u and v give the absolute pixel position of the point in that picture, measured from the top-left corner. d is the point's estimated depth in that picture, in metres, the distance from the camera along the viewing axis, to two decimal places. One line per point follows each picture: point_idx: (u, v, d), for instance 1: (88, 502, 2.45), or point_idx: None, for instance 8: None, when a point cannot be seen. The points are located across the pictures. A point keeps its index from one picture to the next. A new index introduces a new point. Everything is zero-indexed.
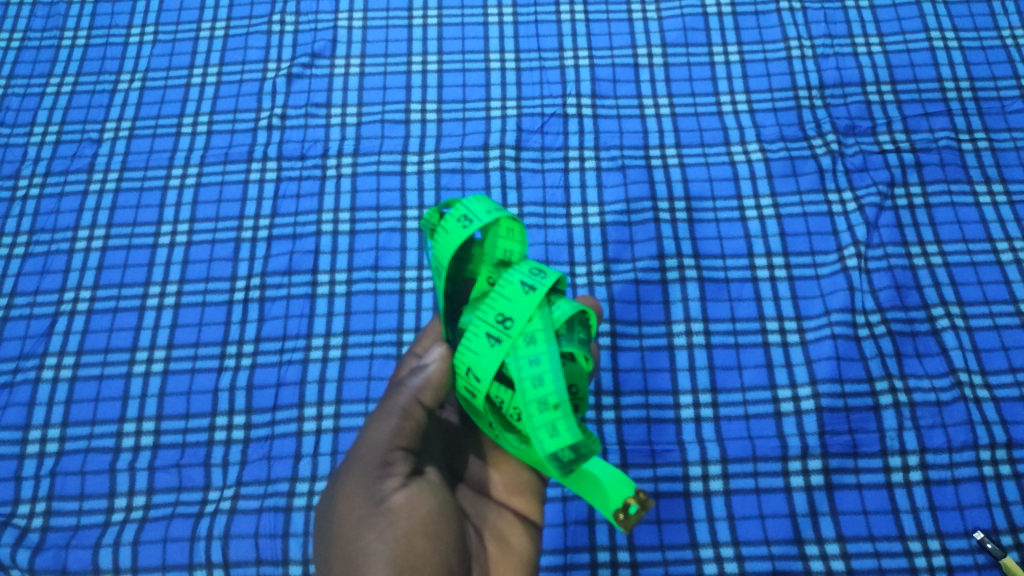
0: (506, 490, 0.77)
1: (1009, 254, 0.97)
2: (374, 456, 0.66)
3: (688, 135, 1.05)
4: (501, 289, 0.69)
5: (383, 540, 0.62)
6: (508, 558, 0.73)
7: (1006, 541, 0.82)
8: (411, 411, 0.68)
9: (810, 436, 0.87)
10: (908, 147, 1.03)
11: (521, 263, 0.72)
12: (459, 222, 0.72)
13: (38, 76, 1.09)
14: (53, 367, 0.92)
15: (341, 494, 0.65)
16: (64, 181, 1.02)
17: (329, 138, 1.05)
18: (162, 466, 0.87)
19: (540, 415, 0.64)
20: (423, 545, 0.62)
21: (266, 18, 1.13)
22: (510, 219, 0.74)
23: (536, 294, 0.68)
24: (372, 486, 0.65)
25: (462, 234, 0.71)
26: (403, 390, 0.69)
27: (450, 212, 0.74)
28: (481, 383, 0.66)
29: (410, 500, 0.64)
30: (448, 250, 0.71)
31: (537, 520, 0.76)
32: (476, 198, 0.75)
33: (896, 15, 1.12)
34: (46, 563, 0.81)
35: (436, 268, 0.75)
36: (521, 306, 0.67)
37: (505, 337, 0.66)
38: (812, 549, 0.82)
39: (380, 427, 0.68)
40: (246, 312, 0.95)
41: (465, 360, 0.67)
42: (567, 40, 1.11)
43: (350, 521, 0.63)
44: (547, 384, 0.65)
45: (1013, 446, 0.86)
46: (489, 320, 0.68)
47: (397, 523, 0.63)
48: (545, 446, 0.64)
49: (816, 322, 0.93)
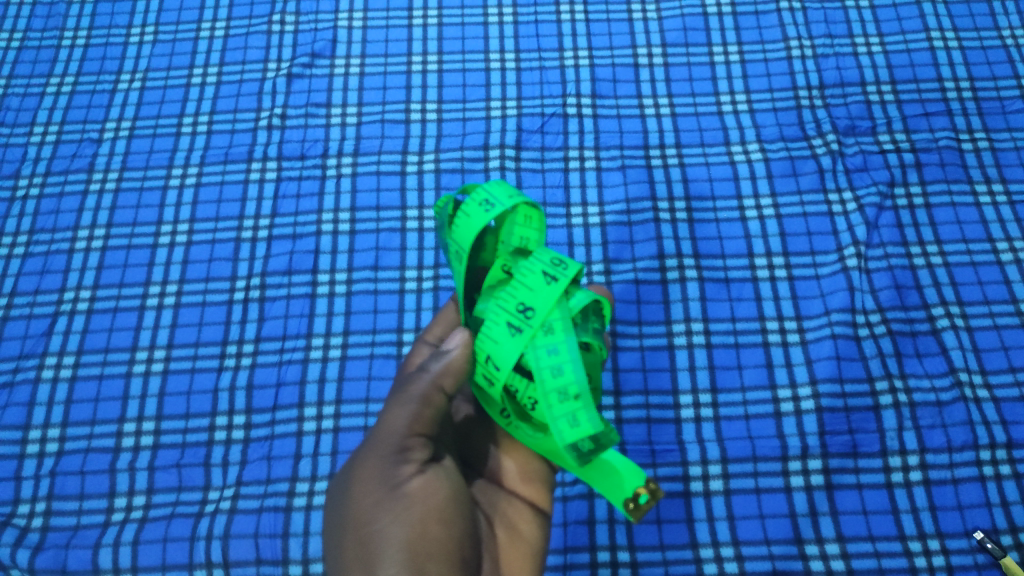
0: (518, 480, 0.77)
1: (1009, 254, 0.97)
2: (391, 441, 0.66)
3: (688, 135, 1.05)
4: (521, 277, 0.69)
5: (399, 523, 0.62)
6: (517, 545, 0.73)
7: (1006, 541, 0.82)
8: (431, 398, 0.68)
9: (810, 436, 0.87)
10: (907, 147, 1.03)
11: (541, 252, 0.71)
12: (480, 206, 0.72)
13: (38, 76, 1.09)
14: (53, 366, 0.92)
15: (357, 480, 0.66)
16: (64, 181, 1.02)
17: (329, 138, 1.05)
18: (162, 466, 0.87)
19: (560, 406, 0.64)
20: (437, 530, 0.62)
21: (266, 17, 1.13)
22: (528, 206, 0.74)
23: (557, 284, 0.67)
24: (389, 471, 0.65)
25: (482, 218, 0.72)
26: (424, 376, 0.69)
27: (471, 195, 0.75)
28: (500, 372, 0.66)
29: (427, 486, 0.65)
30: (467, 234, 0.72)
31: (547, 510, 0.77)
32: (498, 183, 0.75)
33: (896, 15, 1.12)
34: (46, 563, 0.81)
35: (455, 254, 0.75)
36: (543, 296, 0.66)
37: (525, 327, 0.65)
38: (812, 549, 0.82)
39: (400, 412, 0.67)
40: (246, 312, 0.95)
41: (485, 349, 0.67)
42: (567, 40, 1.11)
43: (367, 504, 0.64)
44: (567, 374, 0.65)
45: (1013, 446, 0.86)
46: (509, 309, 0.67)
47: (413, 507, 0.63)
48: (566, 436, 0.64)
49: (817, 322, 0.93)
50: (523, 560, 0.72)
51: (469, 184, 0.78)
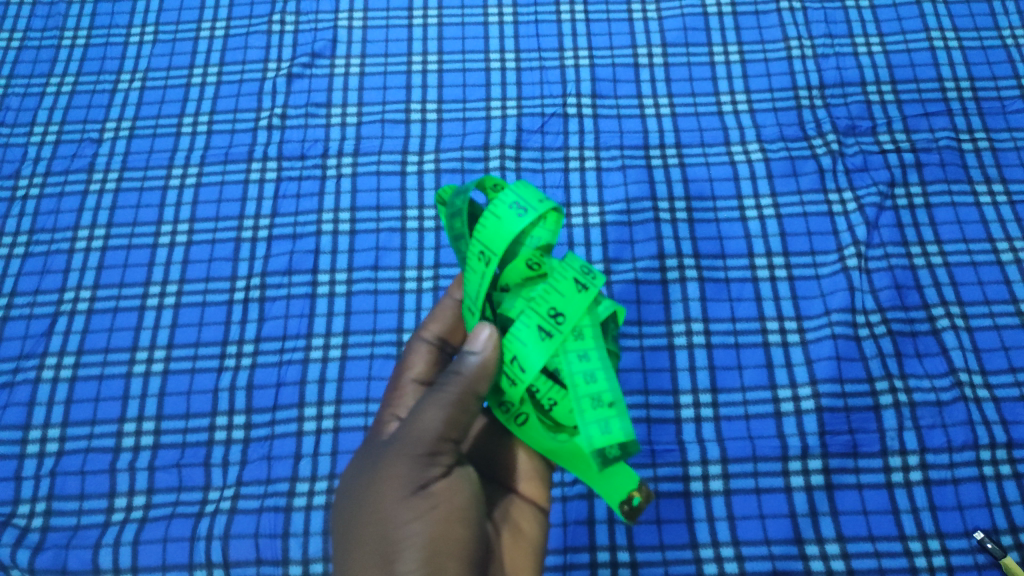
0: (515, 478, 0.78)
1: (1009, 254, 0.97)
2: (423, 442, 0.65)
3: (688, 135, 1.05)
4: (552, 281, 0.69)
5: (424, 523, 0.62)
6: (520, 542, 0.73)
7: (1006, 541, 0.82)
8: (466, 403, 0.67)
9: (810, 436, 0.87)
10: (908, 146, 1.02)
11: (567, 259, 0.71)
12: (512, 210, 0.68)
13: (38, 76, 1.09)
14: (53, 366, 0.92)
15: (382, 475, 0.64)
16: (64, 181, 1.02)
17: (329, 138, 1.05)
18: (162, 466, 0.87)
19: (593, 411, 0.64)
20: (459, 530, 0.63)
21: (266, 18, 1.13)
22: (555, 211, 0.72)
23: (588, 292, 0.68)
24: (417, 471, 0.64)
25: (517, 224, 0.67)
26: (462, 380, 0.66)
27: (495, 198, 0.69)
28: (526, 373, 0.65)
29: (450, 487, 0.66)
30: (501, 241, 0.67)
31: (546, 507, 0.78)
32: (521, 185, 0.71)
33: (897, 15, 1.12)
34: (46, 563, 0.81)
35: (473, 258, 0.69)
36: (574, 303, 0.67)
37: (556, 332, 0.65)
38: (812, 549, 0.82)
39: (435, 414, 0.66)
40: (246, 312, 0.95)
41: (511, 349, 0.66)
42: (567, 40, 1.11)
43: (391, 501, 0.63)
44: (599, 382, 0.65)
45: (1014, 446, 0.86)
46: (541, 313, 0.66)
47: (439, 508, 0.63)
48: (598, 442, 0.63)
49: (817, 322, 0.93)
50: (528, 558, 0.72)
51: (483, 179, 0.75)
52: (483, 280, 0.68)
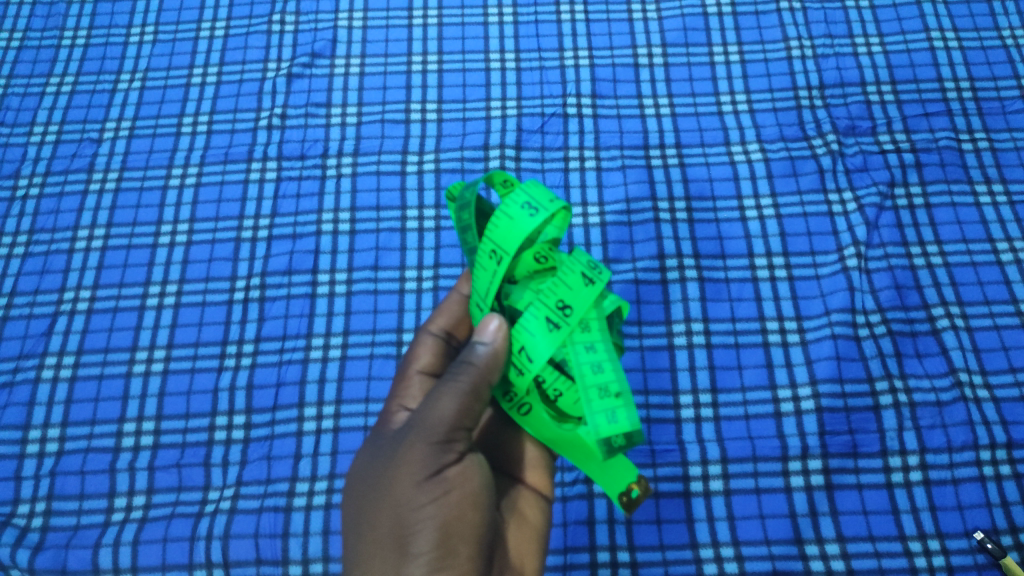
0: (517, 466, 0.78)
1: (1009, 254, 0.97)
2: (437, 430, 0.64)
3: (688, 135, 1.05)
4: (560, 274, 0.69)
5: (438, 509, 0.62)
6: (525, 529, 0.73)
7: (1006, 541, 0.82)
8: (480, 392, 0.66)
9: (810, 436, 0.87)
10: (908, 146, 1.02)
11: (575, 254, 0.71)
12: (524, 211, 0.67)
13: (38, 76, 1.09)
14: (53, 366, 0.92)
15: (398, 461, 0.64)
16: (64, 181, 1.02)
17: (329, 138, 1.05)
18: (162, 466, 0.87)
19: (599, 401, 0.64)
20: (473, 515, 0.63)
21: (265, 17, 1.13)
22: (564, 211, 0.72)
23: (596, 286, 0.68)
24: (431, 458, 0.64)
25: (529, 224, 0.66)
26: (475, 369, 0.65)
27: (506, 199, 0.69)
28: (534, 363, 0.66)
29: (464, 472, 0.65)
30: (513, 241, 0.66)
31: (548, 494, 0.78)
32: (532, 184, 0.70)
33: (897, 15, 1.12)
34: (45, 563, 0.81)
35: (484, 257, 0.69)
36: (582, 296, 0.67)
37: (563, 324, 0.65)
38: (812, 549, 0.82)
39: (449, 403, 0.65)
40: (246, 311, 0.95)
41: (519, 339, 0.67)
42: (567, 40, 1.11)
43: (406, 487, 0.63)
44: (606, 372, 0.66)
45: (1014, 446, 0.86)
46: (548, 305, 0.67)
47: (452, 493, 0.63)
48: (603, 430, 0.63)
49: (817, 322, 0.93)
50: (533, 545, 0.72)
51: (492, 174, 0.74)
52: (494, 279, 0.68)
